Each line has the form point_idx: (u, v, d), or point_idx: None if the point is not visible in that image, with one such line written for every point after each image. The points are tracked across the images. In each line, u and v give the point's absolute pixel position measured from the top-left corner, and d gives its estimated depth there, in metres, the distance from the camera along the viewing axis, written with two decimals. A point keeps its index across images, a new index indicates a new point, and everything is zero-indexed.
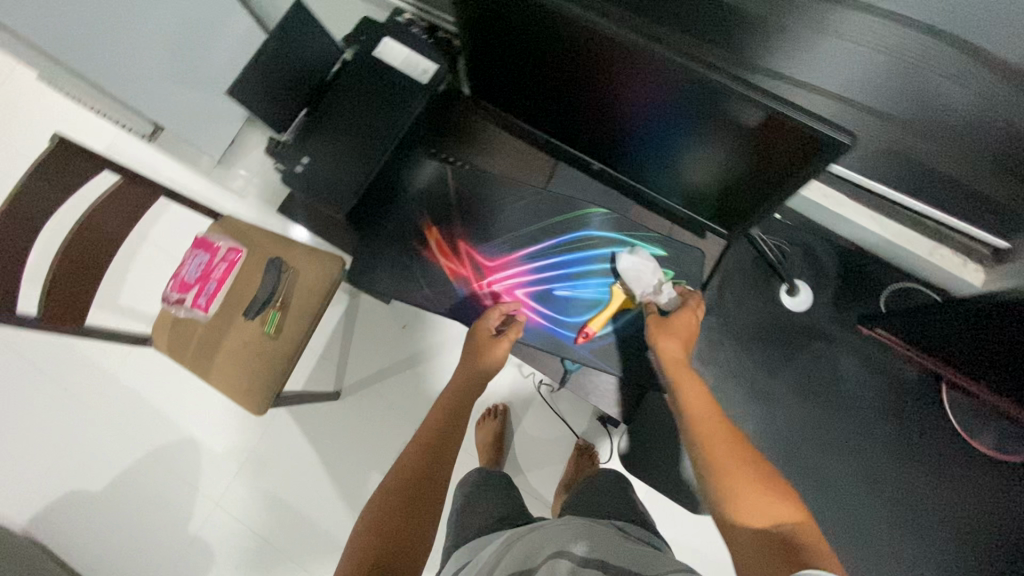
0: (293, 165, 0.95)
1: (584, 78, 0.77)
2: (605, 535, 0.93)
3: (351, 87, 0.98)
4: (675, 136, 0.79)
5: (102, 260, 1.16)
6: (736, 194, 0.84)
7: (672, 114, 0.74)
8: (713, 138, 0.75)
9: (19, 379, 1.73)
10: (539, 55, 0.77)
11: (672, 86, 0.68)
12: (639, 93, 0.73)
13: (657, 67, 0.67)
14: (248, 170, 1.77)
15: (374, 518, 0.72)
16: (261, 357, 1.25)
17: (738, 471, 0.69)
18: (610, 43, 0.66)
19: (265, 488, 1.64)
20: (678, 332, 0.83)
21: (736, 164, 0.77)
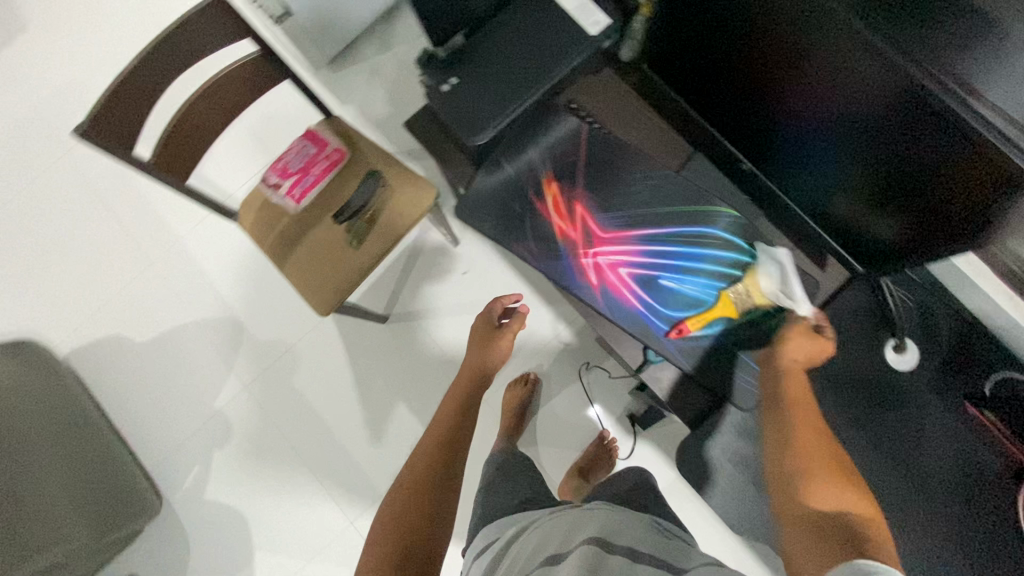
0: (441, 83, 0.93)
1: (780, 65, 0.72)
2: (637, 528, 0.84)
3: (518, 18, 0.95)
4: (851, 151, 0.75)
5: (216, 126, 1.17)
6: (893, 227, 0.80)
7: (862, 126, 0.70)
8: (897, 160, 0.70)
9: (94, 219, 1.79)
10: (742, 26, 0.73)
11: (881, 92, 0.64)
12: (837, 94, 0.69)
13: (878, 67, 0.62)
14: (355, 80, 1.79)
15: (397, 506, 0.85)
16: (338, 263, 1.25)
17: (820, 461, 0.66)
18: (838, 28, 0.62)
19: (294, 386, 1.68)
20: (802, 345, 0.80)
21: (919, 198, 0.72)
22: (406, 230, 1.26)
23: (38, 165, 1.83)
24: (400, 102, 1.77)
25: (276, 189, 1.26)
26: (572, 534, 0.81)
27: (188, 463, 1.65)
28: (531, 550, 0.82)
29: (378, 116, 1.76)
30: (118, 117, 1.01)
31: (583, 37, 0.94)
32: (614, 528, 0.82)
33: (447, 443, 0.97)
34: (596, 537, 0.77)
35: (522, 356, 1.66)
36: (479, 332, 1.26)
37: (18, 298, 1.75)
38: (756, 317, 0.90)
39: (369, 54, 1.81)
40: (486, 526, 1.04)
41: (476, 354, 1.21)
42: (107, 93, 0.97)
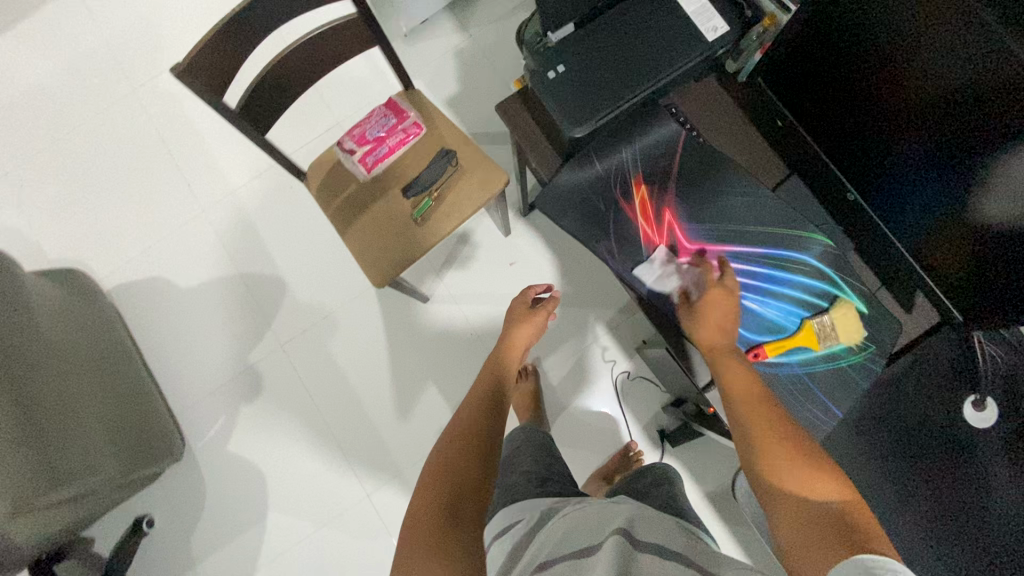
0: (547, 69, 0.89)
1: (894, 74, 0.72)
2: (659, 522, 0.82)
3: (637, 8, 0.90)
4: (962, 169, 0.72)
5: (302, 83, 1.16)
6: (1004, 265, 0.74)
7: (977, 134, 0.68)
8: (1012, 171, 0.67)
9: (153, 159, 1.80)
10: (856, 38, 0.74)
11: (1001, 92, 0.62)
12: (951, 99, 0.68)
13: (998, 63, 0.61)
14: (427, 55, 1.78)
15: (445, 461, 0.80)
16: (401, 237, 1.25)
17: (783, 450, 0.66)
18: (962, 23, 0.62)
19: (328, 350, 1.68)
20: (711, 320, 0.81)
21: None
22: (471, 212, 1.25)
23: (105, 98, 1.84)
24: (470, 84, 1.76)
25: (349, 154, 1.24)
26: (600, 524, 0.79)
27: (215, 412, 1.66)
28: (557, 540, 0.79)
29: (447, 94, 1.76)
30: (215, 62, 1.00)
31: (699, 42, 0.89)
32: (641, 521, 0.80)
33: (489, 415, 0.91)
34: (623, 529, 0.75)
35: (558, 353, 1.64)
36: (513, 312, 1.18)
37: (69, 226, 1.77)
38: (837, 352, 0.87)
39: (446, 30, 1.80)
40: (502, 505, 1.01)
41: (507, 334, 1.15)
42: (210, 36, 0.96)
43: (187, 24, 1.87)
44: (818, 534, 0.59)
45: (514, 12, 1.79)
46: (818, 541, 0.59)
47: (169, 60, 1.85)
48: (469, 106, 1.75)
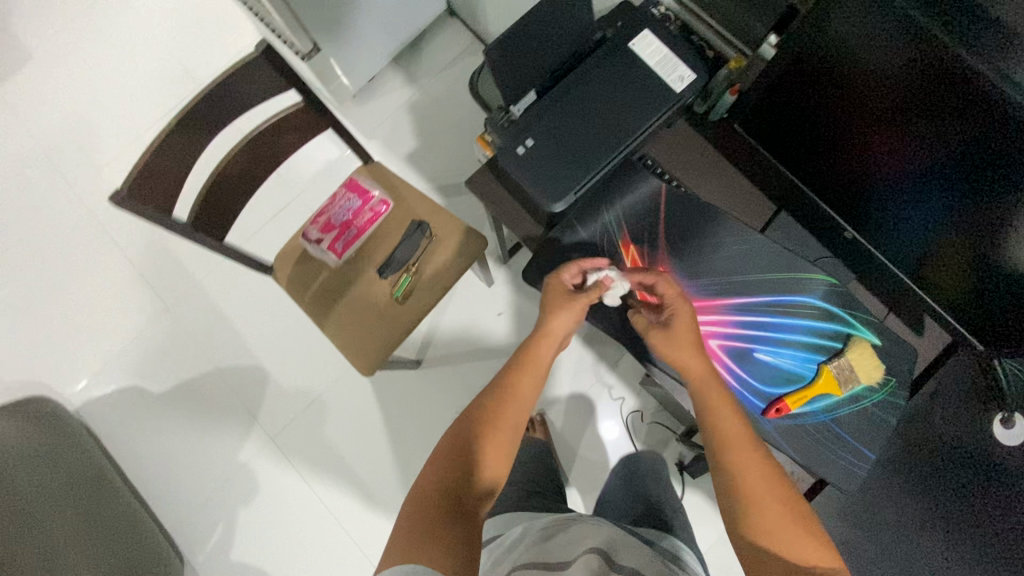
0: (515, 145, 0.85)
1: (877, 120, 0.70)
2: (641, 547, 0.79)
3: (597, 67, 0.86)
4: (954, 204, 0.70)
5: (257, 180, 1.10)
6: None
7: (971, 176, 0.65)
8: (1011, 217, 0.65)
9: (107, 261, 1.70)
10: (838, 91, 0.71)
11: (991, 133, 0.59)
12: (941, 148, 0.66)
13: (984, 112, 0.58)
14: (381, 113, 1.73)
15: (464, 438, 0.75)
16: (383, 320, 1.18)
17: (772, 508, 0.66)
18: (951, 82, 0.59)
19: (322, 436, 1.59)
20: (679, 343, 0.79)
21: None
22: (453, 282, 1.19)
23: (46, 206, 1.73)
24: (430, 136, 1.70)
25: (316, 243, 1.18)
26: (574, 542, 0.77)
27: (211, 521, 1.56)
28: (537, 551, 0.79)
29: (406, 150, 1.70)
30: (157, 180, 0.93)
31: (668, 94, 0.86)
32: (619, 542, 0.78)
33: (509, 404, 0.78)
34: (601, 547, 0.74)
35: (561, 398, 1.58)
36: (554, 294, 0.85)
37: (26, 348, 1.66)
38: (859, 393, 0.84)
39: (394, 86, 1.75)
40: None
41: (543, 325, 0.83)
42: (148, 157, 0.89)
43: (117, 110, 1.76)
44: None
45: (462, 57, 1.75)
46: None
47: (106, 153, 1.74)
48: (431, 159, 1.69)
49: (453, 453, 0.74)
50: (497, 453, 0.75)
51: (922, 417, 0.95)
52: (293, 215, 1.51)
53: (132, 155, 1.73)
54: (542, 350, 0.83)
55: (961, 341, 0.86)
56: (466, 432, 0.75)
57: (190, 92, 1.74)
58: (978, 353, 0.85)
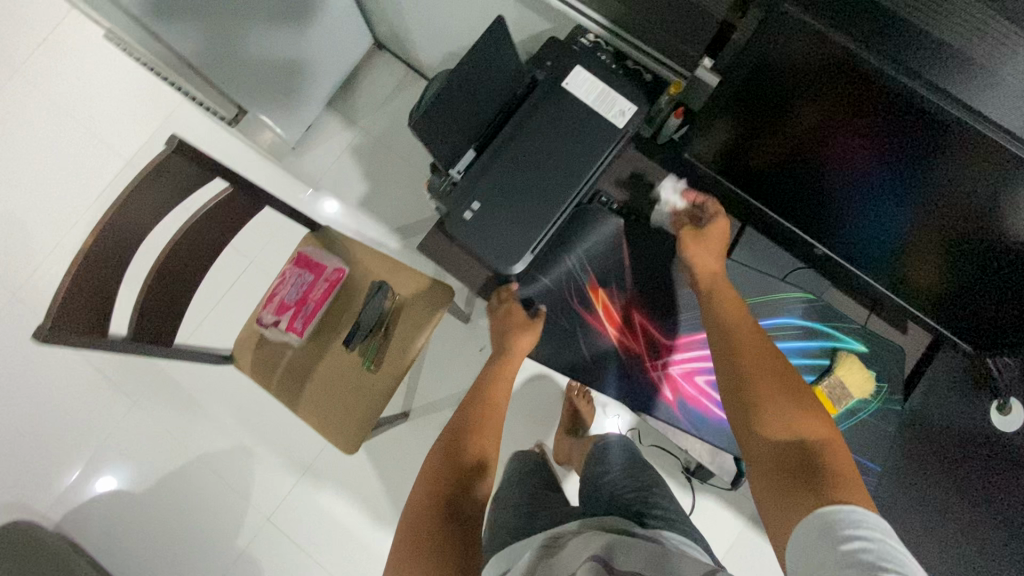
0: (462, 209, 0.80)
1: (813, 129, 0.67)
2: (651, 545, 0.65)
3: (533, 115, 0.81)
4: (902, 198, 0.68)
5: (197, 271, 1.03)
6: (1002, 293, 0.70)
7: (911, 171, 0.63)
8: (966, 211, 0.63)
9: (61, 363, 1.60)
10: (763, 106, 0.69)
11: (922, 134, 0.57)
12: (877, 150, 0.63)
13: (908, 115, 0.56)
14: (324, 161, 1.65)
15: (454, 436, 0.78)
16: (357, 392, 1.12)
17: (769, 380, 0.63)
18: (871, 96, 0.57)
19: (319, 507, 1.53)
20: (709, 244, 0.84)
21: (1009, 251, 0.63)
22: (426, 341, 1.13)
23: None
24: (380, 178, 1.64)
25: (274, 325, 1.12)
26: (571, 555, 0.64)
27: None
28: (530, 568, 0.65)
29: (358, 196, 1.63)
30: (84, 302, 0.86)
31: (611, 130, 0.81)
32: (623, 544, 0.63)
33: (493, 409, 0.85)
34: (599, 555, 0.60)
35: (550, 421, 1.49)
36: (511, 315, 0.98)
37: None
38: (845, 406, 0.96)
39: (333, 130, 1.67)
40: None
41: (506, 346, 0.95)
42: (67, 283, 0.81)
43: (44, 202, 1.65)
44: (788, 469, 0.55)
45: (398, 89, 1.67)
46: (783, 484, 0.55)
47: (40, 249, 1.64)
48: (384, 202, 1.62)
49: (446, 453, 0.76)
50: (486, 449, 0.78)
51: (922, 424, 0.99)
52: (249, 286, 1.43)
53: (68, 247, 1.63)
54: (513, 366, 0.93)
55: (946, 343, 0.85)
56: (455, 434, 0.79)
57: (119, 171, 1.64)
58: (966, 353, 0.84)
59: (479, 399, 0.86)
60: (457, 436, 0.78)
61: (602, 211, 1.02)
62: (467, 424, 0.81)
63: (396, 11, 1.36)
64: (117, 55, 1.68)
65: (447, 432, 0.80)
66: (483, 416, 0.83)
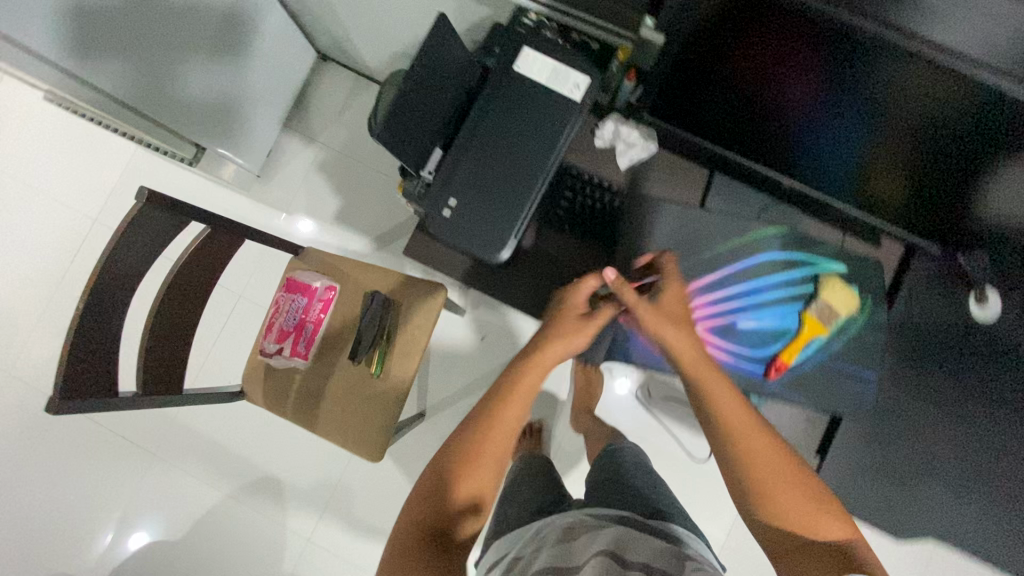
0: (439, 209, 0.82)
1: (765, 73, 0.69)
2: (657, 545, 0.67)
3: (493, 103, 0.83)
4: (860, 122, 0.70)
5: (192, 316, 1.04)
6: (963, 205, 0.77)
7: (866, 97, 0.65)
8: (961, 161, 0.68)
9: (73, 430, 1.60)
10: (714, 56, 0.71)
11: (869, 60, 0.59)
12: (828, 82, 0.65)
13: (852, 47, 0.58)
14: (292, 182, 1.65)
15: (447, 469, 0.73)
16: (372, 402, 1.14)
17: (782, 482, 0.68)
18: (814, 33, 0.58)
19: (356, 519, 1.56)
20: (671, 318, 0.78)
21: (963, 156, 0.67)
22: (428, 340, 1.15)
23: None
24: (351, 191, 1.64)
25: (277, 353, 1.14)
26: (582, 544, 0.68)
27: None
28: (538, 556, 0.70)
29: (332, 211, 1.63)
30: (88, 367, 0.87)
31: (568, 105, 0.83)
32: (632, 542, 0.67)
33: (495, 436, 0.75)
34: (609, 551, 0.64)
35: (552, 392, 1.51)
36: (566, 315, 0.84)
37: (28, 545, 1.57)
38: (843, 326, 1.00)
39: (295, 150, 1.66)
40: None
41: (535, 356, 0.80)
42: (66, 352, 0.82)
43: (19, 276, 1.63)
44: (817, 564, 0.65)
45: (352, 98, 1.66)
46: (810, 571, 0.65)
47: (26, 321, 1.62)
48: (360, 213, 1.63)
49: (437, 486, 0.72)
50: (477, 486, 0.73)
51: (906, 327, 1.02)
52: (243, 320, 1.44)
53: (55, 315, 1.62)
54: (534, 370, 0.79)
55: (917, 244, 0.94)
56: (447, 462, 0.73)
57: (89, 230, 1.63)
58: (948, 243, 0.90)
59: (480, 412, 0.77)
60: (448, 468, 0.73)
61: (580, 185, 1.05)
62: (462, 450, 0.73)
63: (335, 21, 1.35)
64: (61, 114, 1.64)
65: (441, 454, 0.75)
66: (481, 442, 0.74)
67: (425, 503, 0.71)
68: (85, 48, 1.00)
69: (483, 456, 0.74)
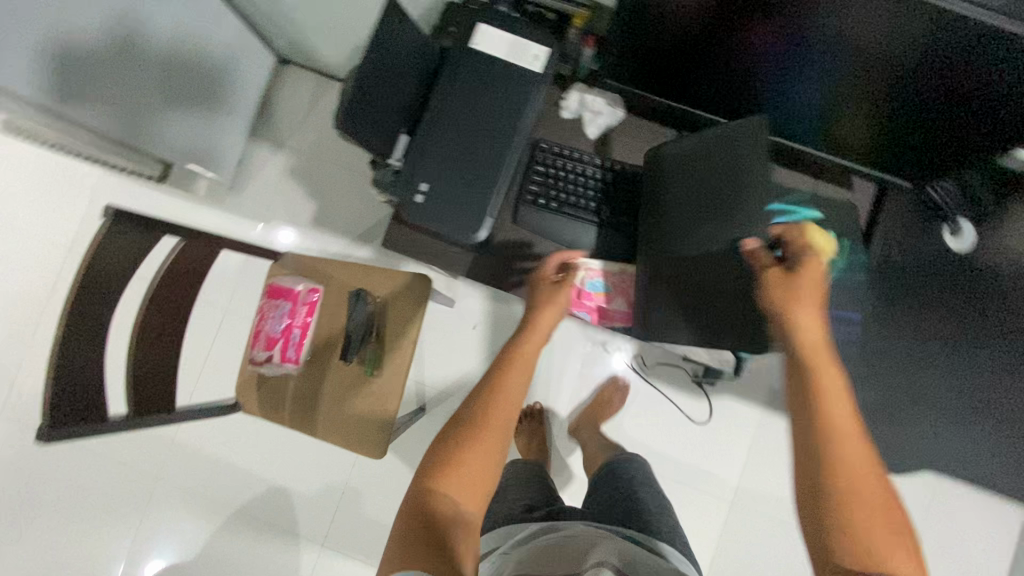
0: (412, 194, 0.82)
1: (717, 30, 0.70)
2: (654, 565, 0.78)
3: (453, 84, 0.82)
4: (816, 69, 0.71)
5: (178, 331, 1.03)
6: (924, 143, 0.79)
7: (817, 42, 0.66)
8: (954, 133, 0.73)
9: (73, 464, 1.58)
10: (663, 19, 0.72)
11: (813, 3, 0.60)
12: (780, 32, 0.67)
13: None
14: (265, 191, 1.63)
15: (453, 440, 0.74)
16: (368, 400, 1.13)
17: (871, 506, 0.62)
18: None
19: (367, 520, 1.56)
20: (806, 298, 0.71)
21: (917, 93, 0.68)
22: (417, 332, 1.15)
23: None
24: (325, 193, 1.62)
25: (268, 361, 1.14)
26: (586, 551, 0.77)
27: None
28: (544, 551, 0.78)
29: (309, 216, 1.61)
30: (76, 393, 0.86)
31: (528, 77, 0.82)
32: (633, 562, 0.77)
33: (498, 414, 0.76)
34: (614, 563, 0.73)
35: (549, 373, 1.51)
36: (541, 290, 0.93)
37: None
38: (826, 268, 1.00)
39: (264, 158, 1.63)
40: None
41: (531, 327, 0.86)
42: (51, 378, 0.81)
43: None
44: None
45: (316, 98, 1.64)
46: None
47: (10, 360, 1.59)
48: (337, 214, 1.61)
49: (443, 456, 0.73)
50: (481, 462, 0.73)
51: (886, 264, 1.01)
52: (232, 334, 1.42)
53: (40, 351, 1.60)
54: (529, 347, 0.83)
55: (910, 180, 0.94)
56: (454, 433, 0.74)
57: (64, 261, 1.60)
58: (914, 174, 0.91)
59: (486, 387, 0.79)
60: (453, 438, 0.74)
61: (550, 158, 1.02)
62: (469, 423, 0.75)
63: (286, 21, 1.33)
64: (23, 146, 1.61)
65: (448, 426, 0.76)
66: (487, 418, 0.75)
67: (431, 470, 0.72)
68: (32, 70, 0.98)
69: (488, 431, 0.74)
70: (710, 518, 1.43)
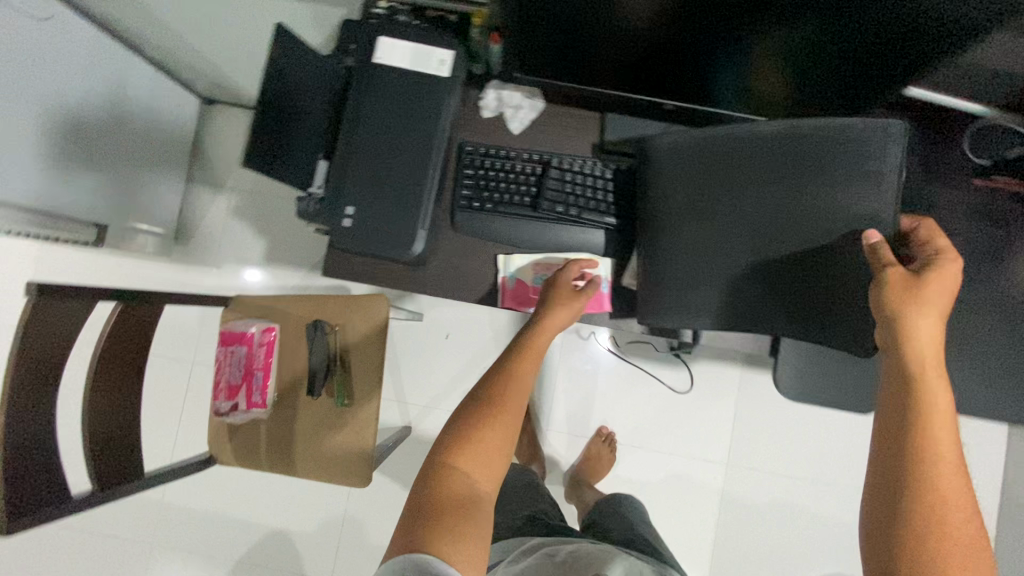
0: (339, 219, 0.80)
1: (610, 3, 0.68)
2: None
3: (361, 103, 0.81)
4: (718, 26, 0.70)
5: (133, 395, 1.00)
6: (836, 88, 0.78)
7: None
8: (883, 75, 0.71)
9: (65, 544, 1.54)
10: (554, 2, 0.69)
11: None
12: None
13: None
14: (213, 236, 1.59)
15: (472, 417, 0.73)
16: (344, 431, 1.12)
17: (957, 533, 0.54)
18: None
19: (372, 548, 1.54)
20: (930, 302, 0.60)
21: (822, 33, 0.67)
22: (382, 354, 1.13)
23: None
24: (275, 228, 1.59)
25: (235, 409, 1.13)
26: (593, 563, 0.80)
27: None
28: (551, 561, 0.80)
29: (262, 253, 1.58)
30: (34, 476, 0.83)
31: (436, 83, 0.81)
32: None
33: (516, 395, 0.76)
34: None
35: None
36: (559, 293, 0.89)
37: None
38: None
39: (206, 203, 1.60)
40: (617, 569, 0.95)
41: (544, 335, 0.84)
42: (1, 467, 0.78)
43: None
44: None
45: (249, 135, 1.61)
46: None
47: None
48: (291, 247, 1.58)
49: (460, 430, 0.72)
50: (500, 437, 0.72)
51: None
52: (201, 386, 1.39)
53: None
54: (541, 342, 0.83)
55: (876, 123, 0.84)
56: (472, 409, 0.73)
57: None
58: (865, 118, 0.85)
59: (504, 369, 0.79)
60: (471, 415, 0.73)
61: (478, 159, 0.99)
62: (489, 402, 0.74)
63: (200, 61, 1.31)
64: None
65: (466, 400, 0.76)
66: (506, 397, 0.75)
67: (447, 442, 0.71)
68: None
69: (506, 411, 0.74)
70: (709, 486, 1.43)
